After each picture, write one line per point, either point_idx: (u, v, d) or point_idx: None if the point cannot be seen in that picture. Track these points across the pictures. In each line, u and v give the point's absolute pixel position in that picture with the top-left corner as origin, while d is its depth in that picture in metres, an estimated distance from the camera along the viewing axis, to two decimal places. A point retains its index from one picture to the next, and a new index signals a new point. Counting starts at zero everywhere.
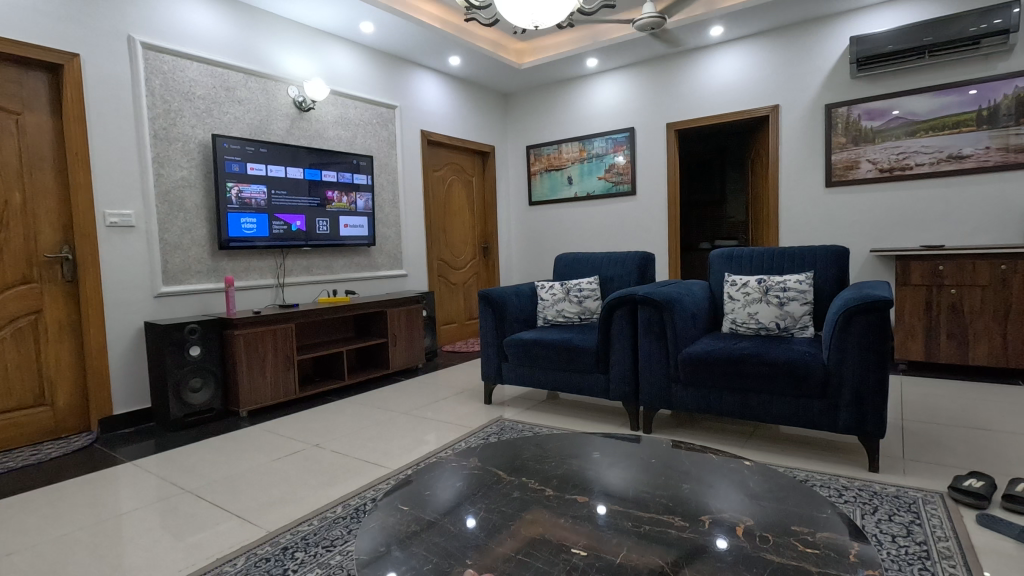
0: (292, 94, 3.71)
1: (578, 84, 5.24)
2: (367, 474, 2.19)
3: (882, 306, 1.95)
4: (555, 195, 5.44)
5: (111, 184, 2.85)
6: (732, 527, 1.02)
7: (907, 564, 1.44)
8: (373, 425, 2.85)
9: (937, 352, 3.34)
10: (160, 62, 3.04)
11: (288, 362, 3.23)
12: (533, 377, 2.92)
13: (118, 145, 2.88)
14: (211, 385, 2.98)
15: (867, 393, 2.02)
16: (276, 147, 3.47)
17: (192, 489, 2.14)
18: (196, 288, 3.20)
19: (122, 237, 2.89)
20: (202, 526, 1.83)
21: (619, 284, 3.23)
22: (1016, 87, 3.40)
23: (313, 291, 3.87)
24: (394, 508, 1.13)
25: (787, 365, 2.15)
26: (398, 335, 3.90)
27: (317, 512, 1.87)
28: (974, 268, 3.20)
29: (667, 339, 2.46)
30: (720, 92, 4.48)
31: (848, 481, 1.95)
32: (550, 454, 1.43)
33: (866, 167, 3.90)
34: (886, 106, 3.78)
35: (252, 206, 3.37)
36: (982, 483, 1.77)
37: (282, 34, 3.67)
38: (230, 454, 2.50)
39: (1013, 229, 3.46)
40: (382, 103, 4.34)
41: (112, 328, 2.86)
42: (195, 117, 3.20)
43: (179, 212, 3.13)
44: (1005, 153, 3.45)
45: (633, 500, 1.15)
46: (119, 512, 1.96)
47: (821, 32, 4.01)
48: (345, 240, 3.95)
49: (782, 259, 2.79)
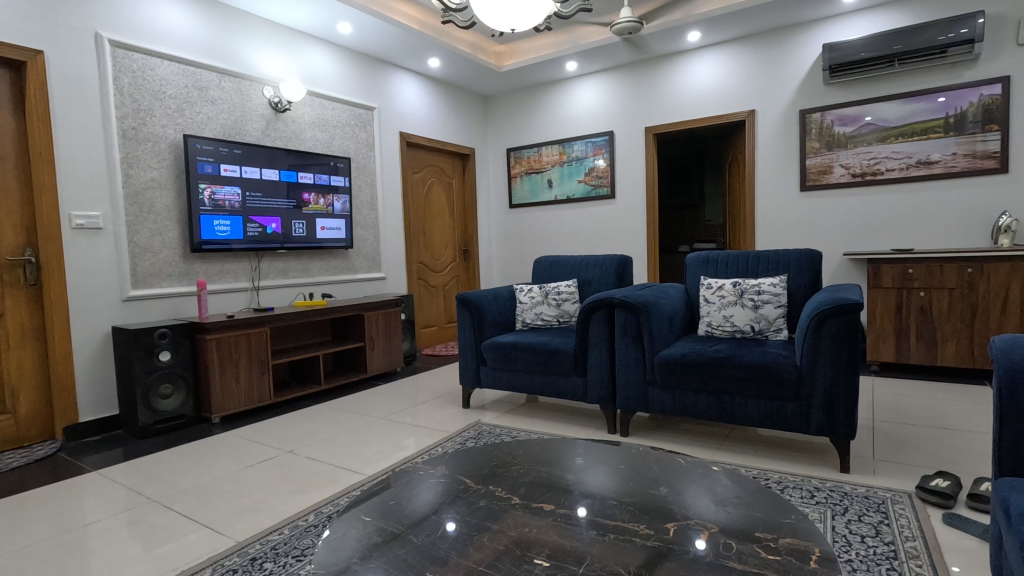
0: (268, 95, 3.65)
1: (558, 87, 5.25)
2: (341, 481, 2.16)
3: (854, 310, 1.97)
4: (536, 198, 5.45)
5: (78, 185, 2.77)
6: (697, 535, 1.01)
7: (875, 564, 1.46)
8: (349, 430, 2.81)
9: (907, 354, 3.41)
10: (128, 60, 2.96)
11: (263, 367, 3.17)
12: (511, 381, 2.92)
13: (85, 146, 2.80)
14: (182, 390, 2.92)
15: (838, 395, 2.05)
16: (251, 148, 3.42)
17: (161, 498, 2.08)
18: (167, 291, 3.12)
19: (89, 240, 2.82)
20: (170, 536, 1.79)
21: (597, 287, 3.24)
22: (982, 95, 3.48)
23: (288, 294, 3.81)
24: (358, 519, 1.11)
25: (762, 368, 2.17)
26: (376, 339, 3.85)
27: (289, 520, 1.84)
28: (942, 272, 3.28)
29: (643, 343, 2.47)
30: (697, 96, 4.53)
31: (819, 482, 1.98)
32: (520, 461, 1.41)
33: (839, 172, 3.97)
34: (858, 111, 3.86)
35: (226, 207, 3.30)
36: (949, 482, 1.81)
37: (258, 33, 3.62)
38: (201, 462, 2.44)
39: (979, 233, 3.55)
40: (361, 105, 4.30)
41: (77, 333, 2.78)
42: (166, 117, 3.13)
43: (149, 214, 3.06)
44: (972, 159, 3.54)
45: (603, 506, 1.14)
46: (83, 523, 1.90)
47: (795, 39, 4.08)
48: (321, 242, 3.90)
49: (756, 262, 2.82)
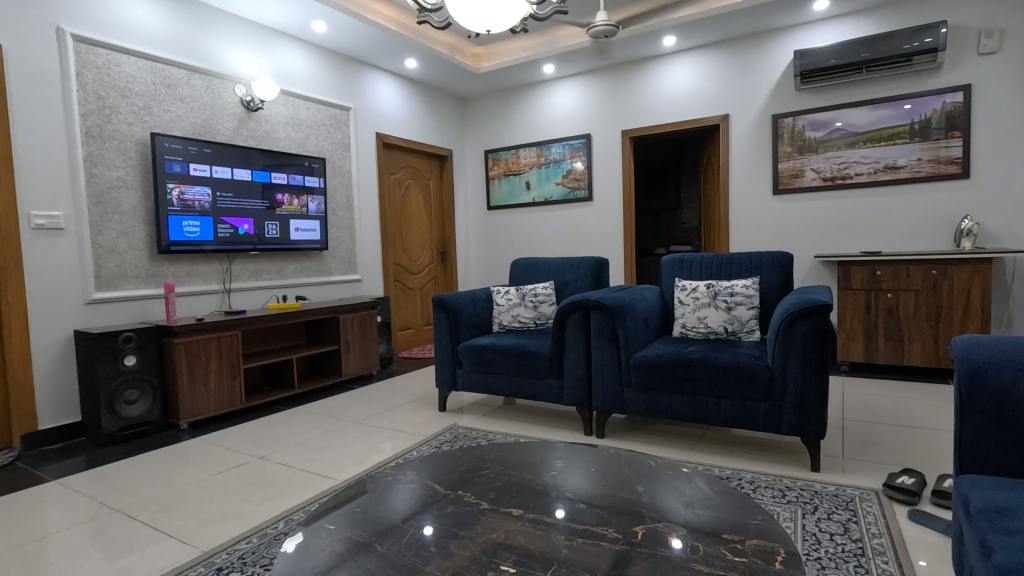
0: (240, 93, 3.58)
1: (536, 89, 5.26)
2: (313, 487, 2.12)
3: (824, 311, 2.01)
4: (514, 200, 5.45)
5: (38, 184, 2.68)
6: (666, 538, 1.00)
7: (843, 562, 1.48)
8: (323, 435, 2.76)
9: (876, 354, 3.49)
10: (93, 56, 2.87)
11: (234, 371, 3.10)
12: (488, 384, 2.90)
13: (44, 143, 2.71)
14: (149, 396, 2.84)
15: (808, 395, 2.08)
16: (222, 148, 3.34)
17: (124, 508, 2.01)
18: (133, 294, 3.03)
19: (50, 240, 2.72)
20: (134, 547, 1.73)
21: (573, 289, 3.24)
22: (945, 103, 3.59)
23: (261, 297, 3.73)
24: (323, 529, 1.08)
25: (734, 369, 2.20)
26: (351, 341, 3.80)
27: (258, 529, 1.80)
28: (908, 274, 3.36)
29: (619, 344, 2.48)
30: (672, 99, 4.59)
31: (791, 481, 2.00)
32: (491, 465, 1.40)
33: (810, 176, 4.05)
34: (829, 117, 3.95)
35: (195, 208, 3.22)
36: (914, 480, 1.85)
37: (229, 30, 3.55)
38: (168, 470, 2.37)
39: (943, 236, 3.66)
40: (336, 105, 4.25)
41: (37, 337, 2.69)
42: (132, 115, 3.03)
43: (115, 214, 2.96)
44: (936, 164, 3.64)
45: (573, 510, 1.13)
46: (42, 535, 1.83)
47: (767, 45, 4.16)
48: (295, 243, 3.84)
49: (730, 264, 2.85)
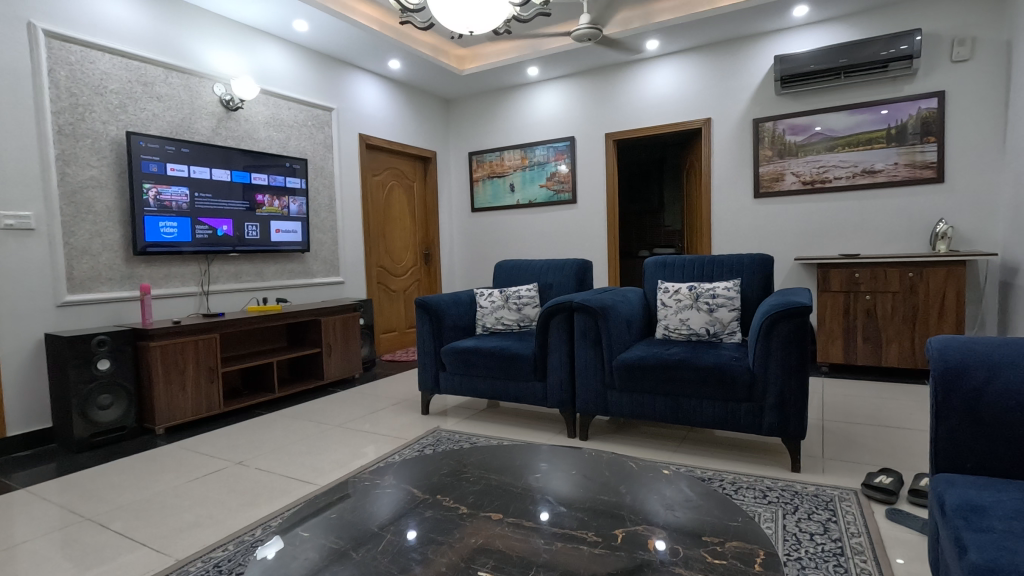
0: (219, 92, 3.52)
1: (520, 92, 5.26)
2: (292, 492, 2.08)
3: (804, 313, 2.02)
4: (497, 202, 5.44)
5: (8, 183, 2.61)
6: (647, 540, 1.00)
7: (823, 562, 1.49)
8: (303, 439, 2.72)
9: (855, 355, 3.54)
10: (65, 52, 2.80)
11: (212, 375, 3.04)
12: (471, 386, 2.88)
13: (15, 141, 2.63)
14: (123, 401, 2.77)
15: (789, 396, 2.10)
16: (201, 148, 3.28)
17: (96, 516, 1.96)
18: (107, 297, 2.96)
19: (20, 241, 2.64)
20: (105, 556, 1.68)
21: (557, 291, 3.24)
22: (920, 108, 3.67)
23: (240, 299, 3.66)
24: (300, 537, 1.05)
25: (716, 370, 2.21)
26: (333, 344, 3.75)
27: (234, 536, 1.76)
28: (886, 276, 3.42)
29: (602, 346, 2.48)
30: (655, 103, 4.62)
31: (772, 482, 2.02)
32: (472, 468, 1.39)
33: (791, 180, 4.10)
34: (808, 121, 4.01)
35: (172, 208, 3.16)
36: (892, 479, 1.87)
37: (208, 28, 3.49)
38: (142, 476, 2.32)
39: (918, 239, 3.73)
40: (319, 105, 4.21)
41: (6, 341, 2.60)
42: (107, 113, 2.97)
43: (88, 215, 2.89)
44: (912, 169, 3.71)
45: (554, 513, 1.12)
46: (10, 544, 1.77)
47: (748, 50, 4.21)
48: (276, 245, 3.79)
49: (712, 266, 2.87)
